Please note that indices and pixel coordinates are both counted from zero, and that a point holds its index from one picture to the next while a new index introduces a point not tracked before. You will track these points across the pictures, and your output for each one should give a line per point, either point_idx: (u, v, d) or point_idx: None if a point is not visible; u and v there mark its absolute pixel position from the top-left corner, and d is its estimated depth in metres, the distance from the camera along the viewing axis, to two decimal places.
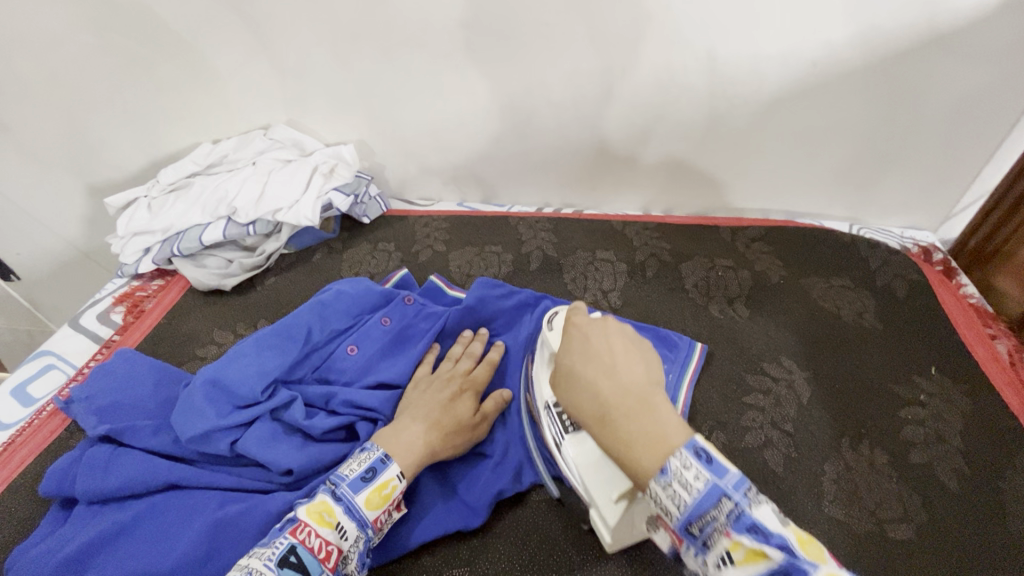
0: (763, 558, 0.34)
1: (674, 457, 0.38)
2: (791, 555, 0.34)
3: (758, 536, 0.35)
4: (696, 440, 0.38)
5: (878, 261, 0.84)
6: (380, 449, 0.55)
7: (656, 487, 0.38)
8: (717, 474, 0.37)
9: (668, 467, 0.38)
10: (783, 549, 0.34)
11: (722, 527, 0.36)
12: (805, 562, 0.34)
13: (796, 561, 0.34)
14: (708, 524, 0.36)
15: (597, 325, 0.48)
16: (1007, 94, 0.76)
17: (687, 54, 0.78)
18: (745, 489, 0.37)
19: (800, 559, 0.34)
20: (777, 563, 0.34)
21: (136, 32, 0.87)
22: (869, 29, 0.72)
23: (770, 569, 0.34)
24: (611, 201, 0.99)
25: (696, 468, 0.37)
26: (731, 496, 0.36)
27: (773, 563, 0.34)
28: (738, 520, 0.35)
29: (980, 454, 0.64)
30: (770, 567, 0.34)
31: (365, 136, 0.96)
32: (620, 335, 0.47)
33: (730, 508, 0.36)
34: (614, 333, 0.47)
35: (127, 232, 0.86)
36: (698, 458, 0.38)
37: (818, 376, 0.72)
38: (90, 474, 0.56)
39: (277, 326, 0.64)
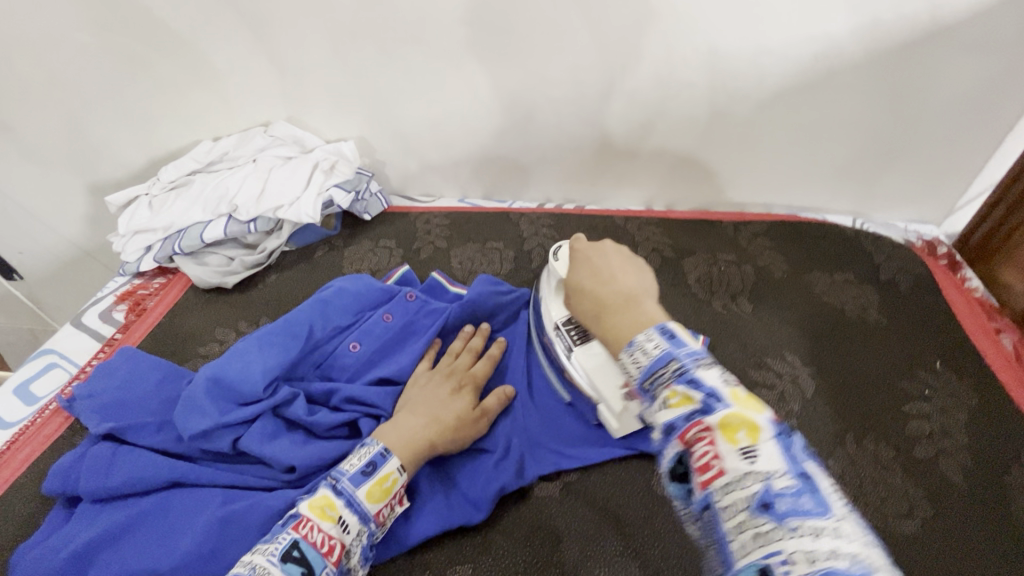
0: (693, 403, 0.36)
1: (643, 335, 0.42)
2: (714, 401, 0.36)
3: (693, 385, 0.37)
4: (666, 325, 0.42)
5: (881, 256, 0.83)
6: (379, 444, 0.54)
7: (626, 356, 0.42)
8: (675, 345, 0.40)
9: (634, 341, 0.42)
10: (714, 398, 0.36)
11: (666, 379, 0.38)
12: (731, 410, 0.35)
13: (718, 406, 0.36)
14: (657, 379, 0.39)
15: (597, 248, 0.56)
16: (1011, 85, 0.75)
17: (689, 48, 0.77)
18: (698, 357, 0.39)
19: (725, 407, 0.36)
20: (704, 407, 0.36)
21: (136, 31, 0.87)
22: (872, 22, 0.71)
23: (696, 412, 0.36)
24: (613, 197, 0.98)
25: (657, 340, 0.41)
26: (680, 358, 0.39)
27: (699, 407, 0.36)
28: (680, 376, 0.38)
29: (986, 448, 0.64)
30: (697, 410, 0.36)
31: (365, 133, 0.96)
32: (617, 257, 0.55)
33: (676, 365, 0.38)
34: (613, 251, 0.56)
35: (129, 229, 0.86)
36: (661, 335, 0.41)
37: (822, 371, 0.71)
38: (93, 473, 0.56)
39: (278, 323, 0.64)
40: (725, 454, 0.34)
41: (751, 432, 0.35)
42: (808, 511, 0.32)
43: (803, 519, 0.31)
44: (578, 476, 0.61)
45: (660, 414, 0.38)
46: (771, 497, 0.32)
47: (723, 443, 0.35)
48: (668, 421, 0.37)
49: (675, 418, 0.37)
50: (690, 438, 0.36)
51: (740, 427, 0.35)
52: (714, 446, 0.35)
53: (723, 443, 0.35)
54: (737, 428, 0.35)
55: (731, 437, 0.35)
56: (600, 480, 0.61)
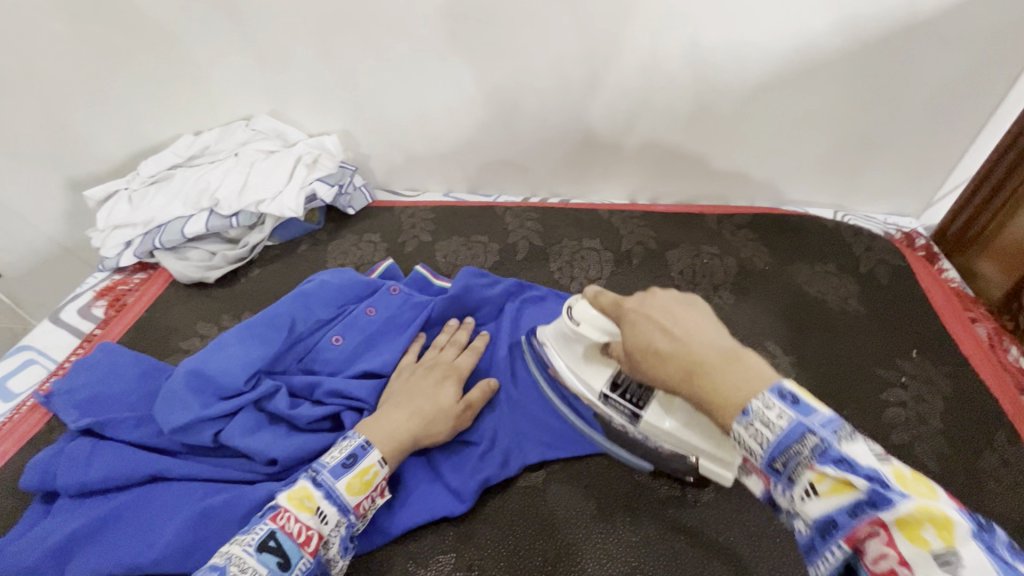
0: (856, 493, 0.33)
1: (756, 399, 0.37)
2: (883, 488, 0.32)
3: (849, 470, 0.33)
4: (783, 383, 0.37)
5: (860, 247, 0.85)
6: (361, 436, 0.55)
7: (739, 427, 0.38)
8: (803, 412, 0.36)
9: (749, 409, 0.37)
10: (882, 487, 0.32)
11: (807, 459, 0.35)
12: (904, 500, 0.31)
13: (886, 492, 0.32)
14: (792, 458, 0.35)
15: (660, 295, 0.48)
16: (987, 78, 0.77)
17: (672, 40, 0.77)
18: (836, 428, 0.35)
19: (902, 500, 0.31)
20: (869, 495, 0.32)
21: (114, 22, 0.85)
22: (850, 15, 0.72)
23: (860, 505, 0.32)
24: (598, 191, 0.99)
25: (779, 407, 0.36)
26: (816, 431, 0.35)
27: (866, 499, 0.32)
28: (824, 455, 0.34)
29: (960, 434, 0.65)
30: (863, 503, 0.32)
31: (349, 127, 0.95)
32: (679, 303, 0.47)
33: (814, 441, 0.34)
34: (671, 298, 0.47)
35: (107, 225, 0.85)
36: (782, 399, 0.36)
37: (802, 360, 0.72)
38: (71, 468, 0.55)
39: (260, 317, 0.63)
40: (914, 561, 0.30)
41: (942, 529, 0.30)
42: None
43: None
44: (562, 466, 0.61)
45: (811, 506, 0.35)
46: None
47: (903, 543, 0.31)
48: (824, 516, 0.34)
49: (834, 512, 0.34)
50: (859, 537, 0.33)
51: (926, 523, 0.30)
52: (894, 549, 0.31)
53: (906, 546, 0.31)
54: (922, 525, 0.30)
55: (917, 538, 0.30)
56: (584, 470, 0.61)
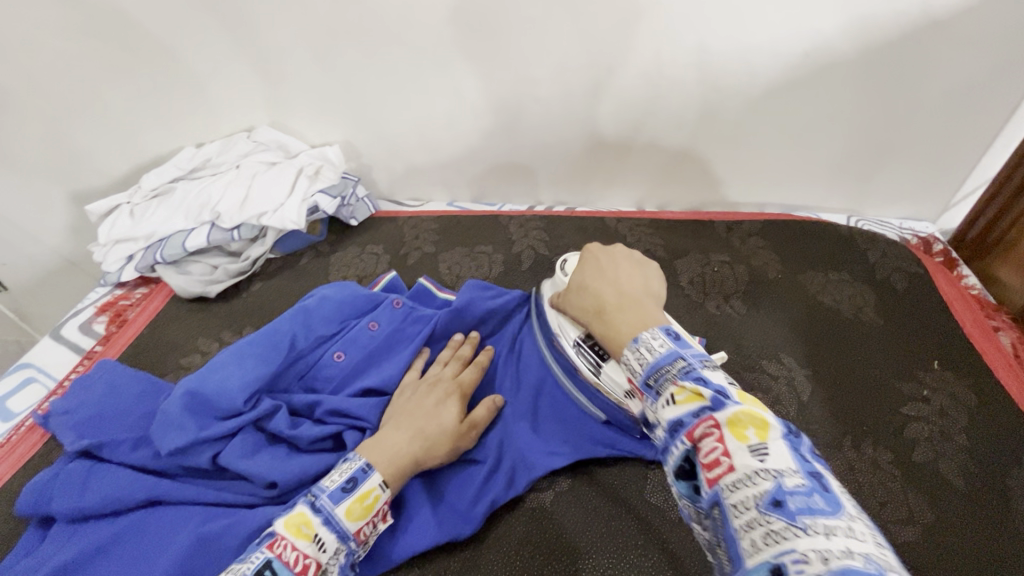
0: (701, 398, 0.37)
1: (647, 334, 0.44)
2: (725, 398, 0.36)
3: (701, 383, 0.38)
4: (670, 326, 0.44)
5: (876, 254, 0.82)
6: (362, 458, 0.53)
7: (630, 353, 0.44)
8: (679, 347, 0.42)
9: (639, 338, 0.44)
10: (722, 396, 0.37)
11: (672, 376, 0.39)
12: (739, 407, 0.36)
13: (726, 400, 0.36)
14: (662, 376, 0.40)
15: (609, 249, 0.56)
16: (1006, 80, 0.74)
17: (677, 45, 0.76)
18: (702, 360, 0.41)
19: (735, 405, 0.36)
20: (713, 403, 0.36)
21: (114, 37, 0.85)
22: (862, 18, 0.70)
23: (703, 407, 0.37)
24: (604, 198, 0.97)
25: (662, 340, 0.43)
26: (686, 358, 0.40)
27: (708, 404, 0.36)
28: (688, 373, 0.39)
29: (987, 451, 0.62)
30: (705, 406, 0.37)
31: (350, 137, 0.94)
32: (628, 259, 0.55)
33: (682, 365, 0.40)
34: (623, 254, 0.55)
35: (109, 240, 0.85)
36: (666, 335, 0.43)
37: (818, 373, 0.70)
38: (67, 492, 0.54)
39: (259, 334, 0.62)
40: (734, 450, 0.34)
41: (760, 429, 0.34)
42: (822, 511, 0.30)
43: (815, 519, 0.30)
44: (569, 487, 0.59)
45: (667, 410, 0.38)
46: (782, 496, 0.31)
47: (731, 440, 0.34)
48: (675, 417, 0.37)
49: (681, 413, 0.37)
50: (697, 435, 0.36)
51: (748, 423, 0.35)
52: (722, 443, 0.35)
53: (731, 440, 0.34)
54: (745, 424, 0.35)
55: (739, 433, 0.34)
56: (592, 491, 0.59)
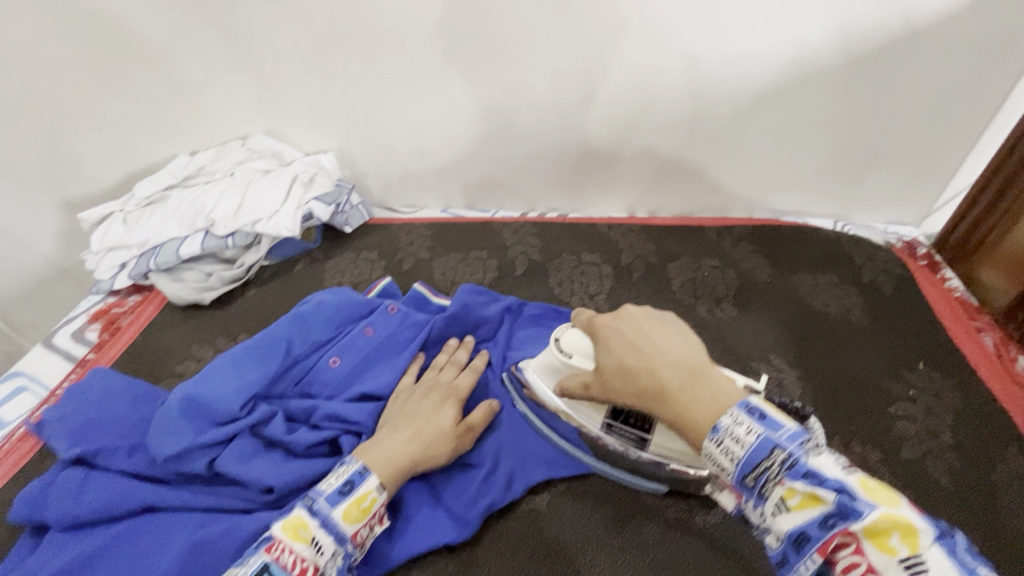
0: (822, 504, 0.37)
1: (725, 417, 0.42)
2: (851, 502, 0.36)
3: (818, 486, 0.38)
4: (751, 402, 0.42)
5: (862, 258, 0.84)
6: (359, 462, 0.53)
7: (710, 445, 0.42)
8: (770, 428, 0.40)
9: (720, 426, 0.41)
10: (848, 499, 0.37)
11: (778, 476, 0.39)
12: (876, 511, 0.36)
13: (852, 503, 0.36)
14: (763, 475, 0.40)
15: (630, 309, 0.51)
16: (984, 87, 0.77)
17: (667, 52, 0.77)
18: (801, 442, 0.40)
19: (867, 508, 0.36)
20: (838, 508, 0.37)
21: (109, 44, 0.85)
22: (845, 26, 0.73)
23: (828, 515, 0.37)
24: (597, 204, 0.98)
25: (749, 424, 0.41)
26: (784, 447, 0.39)
27: (833, 510, 0.37)
28: (792, 469, 0.39)
29: (972, 448, 0.64)
30: (829, 513, 0.37)
31: (344, 144, 0.95)
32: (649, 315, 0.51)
33: (783, 457, 0.39)
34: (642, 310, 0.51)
35: (102, 247, 0.84)
36: (750, 415, 0.41)
37: (807, 374, 0.71)
38: (62, 499, 0.53)
39: (255, 340, 0.62)
40: (881, 565, 0.35)
41: (906, 536, 0.35)
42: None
43: None
44: (564, 487, 0.60)
45: (783, 522, 0.39)
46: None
47: (876, 553, 0.35)
48: (796, 528, 0.39)
49: (805, 524, 0.38)
50: (832, 546, 0.37)
51: (888, 530, 0.35)
52: (864, 557, 0.36)
53: (874, 553, 0.36)
54: (887, 533, 0.35)
55: (885, 545, 0.35)
56: (587, 491, 0.60)
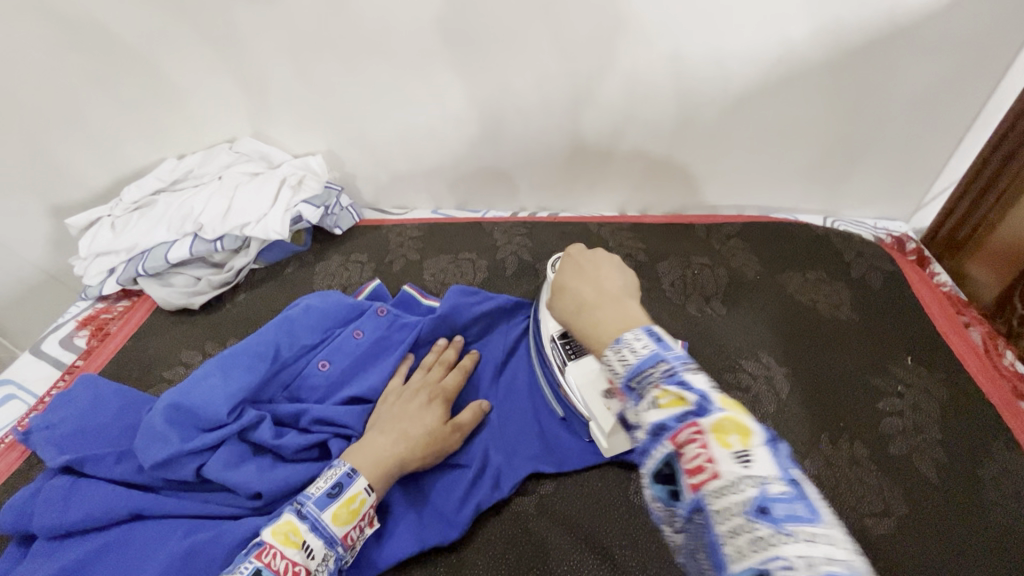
0: (684, 402, 0.34)
1: (629, 334, 0.39)
2: (709, 403, 0.33)
3: (684, 386, 0.34)
4: (653, 327, 0.39)
5: (851, 254, 0.84)
6: (347, 464, 0.53)
7: (610, 354, 0.39)
8: (662, 346, 0.37)
9: (622, 339, 0.39)
10: (706, 399, 0.34)
11: (654, 378, 0.36)
12: (724, 413, 0.33)
13: (710, 406, 0.33)
14: (644, 378, 0.36)
15: (591, 252, 0.53)
16: (971, 82, 0.77)
17: (652, 52, 0.77)
18: (685, 358, 0.36)
19: (719, 409, 0.33)
20: (696, 408, 0.33)
21: (93, 50, 0.85)
22: (831, 24, 0.72)
23: (687, 412, 0.33)
24: (587, 203, 0.98)
25: (644, 340, 0.38)
26: (668, 359, 0.36)
27: (692, 409, 0.33)
28: (670, 375, 0.35)
29: (959, 443, 0.64)
30: (688, 410, 0.33)
31: (333, 146, 0.95)
32: (609, 262, 0.52)
33: (665, 367, 0.36)
34: (604, 258, 0.52)
35: (90, 253, 0.84)
36: (649, 335, 0.39)
37: (796, 371, 0.71)
38: (48, 507, 0.53)
39: (242, 345, 0.62)
40: (719, 457, 0.32)
41: (744, 434, 0.32)
42: (805, 519, 0.29)
43: (800, 527, 0.29)
44: (554, 487, 0.60)
45: (648, 413, 0.35)
46: (767, 502, 0.30)
47: (716, 446, 0.32)
48: (656, 421, 0.34)
49: (665, 417, 0.34)
50: (680, 438, 0.33)
51: (733, 430, 0.32)
52: (707, 449, 0.32)
53: (716, 446, 0.32)
54: (729, 430, 0.32)
55: (724, 439, 0.32)
56: (576, 492, 0.60)
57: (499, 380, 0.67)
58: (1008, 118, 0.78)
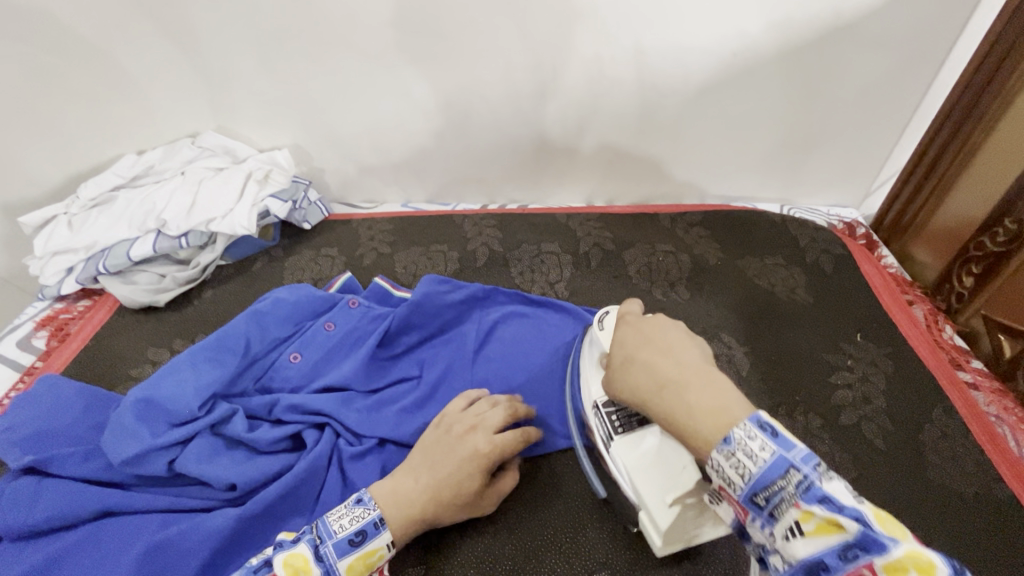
0: (838, 531, 0.34)
1: (737, 429, 0.38)
2: (868, 530, 0.33)
3: (832, 509, 0.34)
4: (760, 414, 0.38)
5: (805, 239, 0.88)
6: (377, 511, 0.51)
7: (717, 455, 0.38)
8: (784, 446, 0.37)
9: (732, 438, 0.38)
10: (862, 525, 0.33)
11: (791, 498, 0.35)
12: (887, 542, 0.33)
13: (870, 532, 0.33)
14: (776, 495, 0.36)
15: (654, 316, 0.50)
16: (909, 76, 0.82)
17: (615, 46, 0.80)
18: (814, 462, 0.36)
19: (881, 537, 0.33)
20: (855, 537, 0.33)
21: (43, 41, 0.82)
22: (781, 19, 0.76)
23: (847, 544, 0.33)
24: (555, 194, 1.00)
25: (762, 439, 0.37)
26: (799, 467, 0.36)
27: (849, 538, 0.33)
28: (808, 491, 0.35)
29: (902, 411, 0.69)
30: (846, 541, 0.33)
31: (299, 140, 0.94)
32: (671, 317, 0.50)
33: (798, 478, 0.35)
34: (668, 320, 0.50)
35: (46, 252, 0.81)
36: (762, 431, 0.37)
37: (756, 349, 0.75)
38: (12, 509, 0.52)
39: (211, 339, 0.61)
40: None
41: (916, 565, 0.32)
42: None
43: None
44: (525, 468, 0.62)
45: (796, 545, 0.35)
46: None
47: None
48: (810, 555, 0.34)
49: (820, 552, 0.34)
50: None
51: (903, 563, 0.32)
52: None
53: None
54: (900, 564, 0.32)
55: None
56: (546, 472, 0.62)
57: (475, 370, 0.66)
58: (945, 106, 0.83)
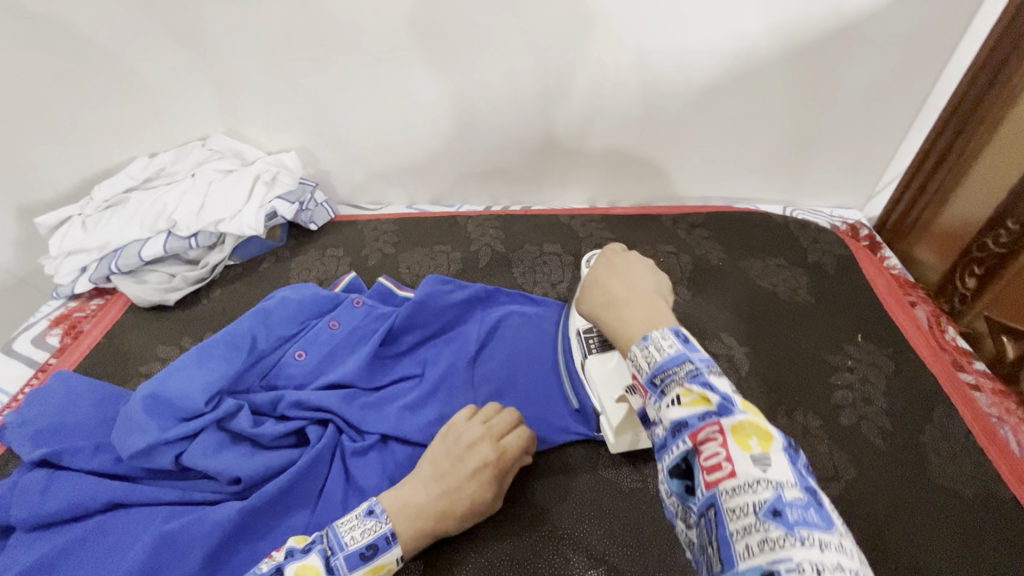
0: (708, 404, 0.36)
1: (656, 333, 0.41)
2: (731, 406, 0.36)
3: (709, 388, 0.37)
4: (679, 328, 0.42)
5: (807, 240, 0.89)
6: (389, 523, 0.52)
7: (637, 350, 0.41)
8: (689, 348, 0.40)
9: (649, 336, 0.41)
10: (728, 402, 0.36)
11: (678, 377, 0.38)
12: (744, 416, 0.35)
13: (733, 408, 0.36)
14: (669, 377, 0.38)
15: (626, 253, 0.53)
16: (912, 78, 0.82)
17: (617, 49, 0.80)
18: (709, 364, 0.39)
19: (739, 412, 0.36)
20: (719, 408, 0.36)
21: (60, 47, 0.84)
22: (782, 21, 0.77)
23: (710, 412, 0.36)
24: (559, 196, 1.01)
25: (672, 341, 0.40)
26: (694, 361, 0.38)
27: (715, 409, 0.36)
28: (694, 376, 0.37)
29: (903, 411, 0.69)
30: (711, 411, 0.36)
31: (306, 143, 0.96)
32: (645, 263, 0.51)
33: (690, 368, 0.38)
34: (639, 257, 0.52)
35: (61, 252, 0.84)
36: (676, 336, 0.41)
37: (756, 349, 0.75)
38: (26, 500, 0.53)
39: (218, 336, 0.63)
40: (737, 457, 0.34)
41: (763, 440, 0.35)
42: (813, 522, 0.32)
43: (811, 531, 0.31)
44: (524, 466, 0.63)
45: (671, 411, 0.37)
46: (781, 506, 0.32)
47: (736, 448, 0.34)
48: (679, 417, 0.36)
49: (688, 415, 0.36)
50: (702, 437, 0.35)
51: (751, 433, 0.35)
52: (726, 449, 0.34)
53: (735, 447, 0.34)
54: (748, 432, 0.35)
55: (744, 442, 0.34)
56: (545, 471, 0.63)
57: (476, 369, 0.66)
58: (948, 107, 0.83)
